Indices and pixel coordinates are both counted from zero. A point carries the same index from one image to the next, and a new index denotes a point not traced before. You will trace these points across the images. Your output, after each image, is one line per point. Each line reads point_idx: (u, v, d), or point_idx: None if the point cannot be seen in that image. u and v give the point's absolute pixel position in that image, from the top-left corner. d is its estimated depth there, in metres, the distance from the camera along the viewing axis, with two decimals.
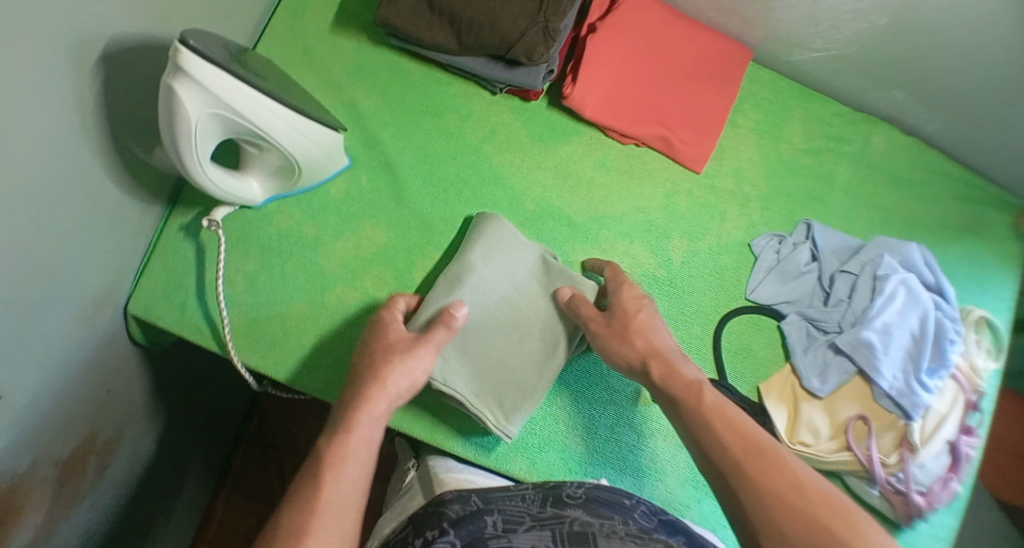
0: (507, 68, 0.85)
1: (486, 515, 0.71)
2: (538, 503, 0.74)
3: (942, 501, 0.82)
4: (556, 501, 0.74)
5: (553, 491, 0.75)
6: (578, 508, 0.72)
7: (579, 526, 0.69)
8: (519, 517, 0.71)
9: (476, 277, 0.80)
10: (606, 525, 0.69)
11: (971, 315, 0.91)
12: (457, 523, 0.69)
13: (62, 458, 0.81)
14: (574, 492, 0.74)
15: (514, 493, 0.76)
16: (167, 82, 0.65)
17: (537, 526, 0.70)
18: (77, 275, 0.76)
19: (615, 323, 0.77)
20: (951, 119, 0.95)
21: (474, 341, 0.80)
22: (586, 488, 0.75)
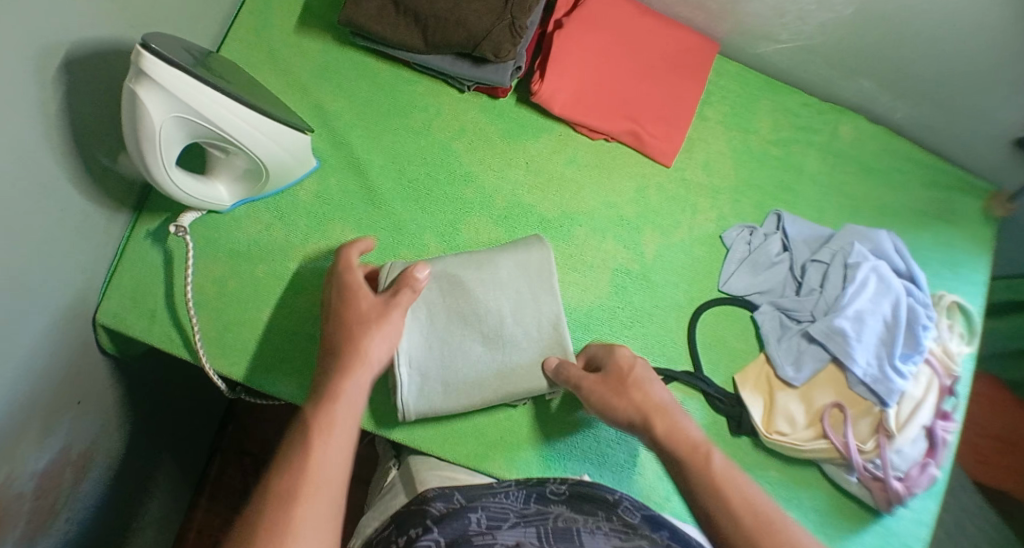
0: (475, 66, 0.84)
1: (470, 513, 0.70)
2: (523, 500, 0.74)
3: (920, 485, 0.83)
4: (540, 497, 0.74)
5: (536, 488, 0.76)
6: (561, 505, 0.73)
7: (563, 521, 0.69)
8: (504, 514, 0.71)
9: (495, 277, 0.80)
10: (590, 520, 0.69)
11: (943, 300, 0.92)
12: (440, 522, 0.69)
13: (35, 474, 0.79)
14: (558, 489, 0.75)
15: (499, 490, 0.76)
16: (129, 87, 0.64)
17: (521, 522, 0.69)
18: (44, 286, 0.75)
19: (611, 382, 0.75)
20: (917, 106, 0.96)
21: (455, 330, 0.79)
22: (569, 484, 0.75)
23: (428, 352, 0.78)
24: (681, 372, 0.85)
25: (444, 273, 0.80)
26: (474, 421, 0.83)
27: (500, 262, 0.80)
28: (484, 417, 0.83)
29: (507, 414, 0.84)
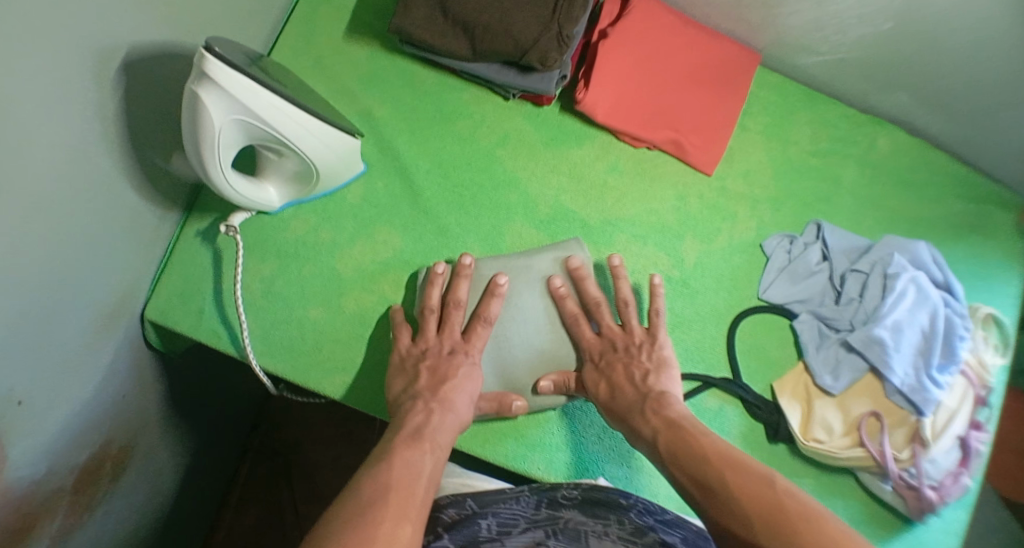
0: (521, 74, 0.86)
1: (481, 519, 0.73)
2: (534, 506, 0.75)
3: (952, 494, 0.84)
4: (551, 502, 0.75)
5: (549, 493, 0.76)
6: (572, 509, 0.73)
7: (572, 527, 0.70)
8: (514, 520, 0.73)
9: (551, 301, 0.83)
10: (599, 526, 0.70)
11: (978, 312, 0.93)
12: (452, 527, 0.72)
13: (77, 467, 0.81)
14: (569, 493, 0.76)
15: (510, 496, 0.77)
16: (191, 89, 0.66)
17: (530, 528, 0.71)
18: (96, 282, 0.76)
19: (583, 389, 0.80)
20: (955, 120, 0.97)
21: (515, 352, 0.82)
22: (582, 489, 0.76)
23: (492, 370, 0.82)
24: (718, 379, 0.86)
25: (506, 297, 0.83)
26: (514, 422, 0.83)
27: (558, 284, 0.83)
28: (524, 418, 0.84)
29: (547, 416, 0.84)
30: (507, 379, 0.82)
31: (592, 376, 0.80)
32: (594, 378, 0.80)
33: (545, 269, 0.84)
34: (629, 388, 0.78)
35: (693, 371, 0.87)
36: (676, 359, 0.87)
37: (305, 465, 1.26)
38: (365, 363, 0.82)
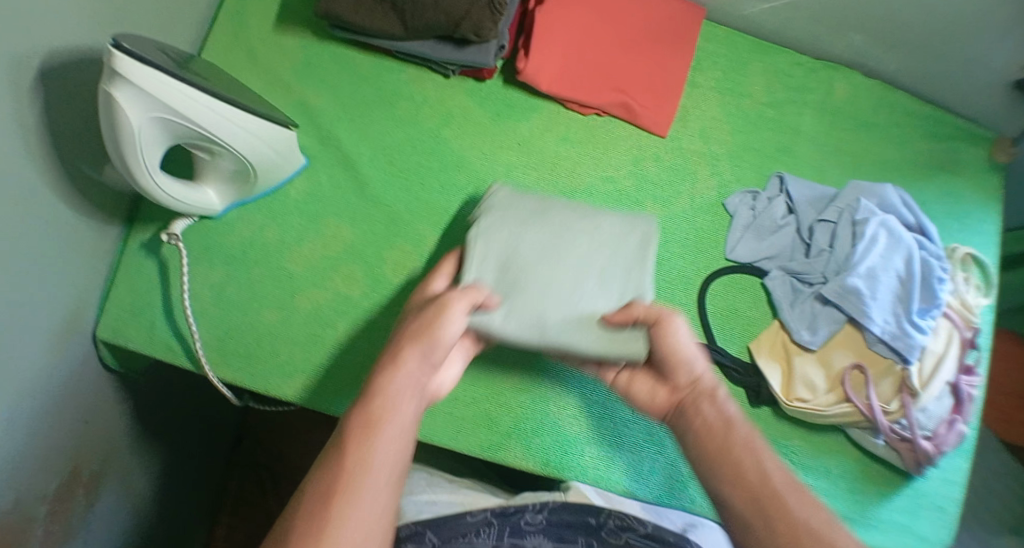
0: (457, 48, 0.83)
1: None
2: (495, 537, 0.72)
3: (949, 444, 0.81)
4: (514, 531, 0.72)
5: (512, 520, 0.74)
6: (536, 537, 0.72)
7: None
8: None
9: (602, 232, 0.74)
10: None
11: (957, 252, 0.90)
12: None
13: (45, 498, 0.78)
14: (533, 519, 0.73)
15: (470, 526, 0.73)
16: (105, 90, 0.63)
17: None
18: (39, 304, 0.73)
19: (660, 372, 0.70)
20: (911, 57, 0.94)
21: (537, 253, 0.72)
22: (547, 512, 0.74)
23: (501, 264, 0.72)
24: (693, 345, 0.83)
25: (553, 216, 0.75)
26: (485, 411, 0.79)
27: (615, 228, 0.75)
28: (493, 405, 0.79)
29: (518, 400, 0.79)
30: (514, 273, 0.71)
31: (662, 347, 0.67)
32: (662, 351, 0.68)
33: (618, 220, 0.76)
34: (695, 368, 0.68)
35: None
36: None
37: (295, 478, 1.23)
38: (323, 361, 0.79)
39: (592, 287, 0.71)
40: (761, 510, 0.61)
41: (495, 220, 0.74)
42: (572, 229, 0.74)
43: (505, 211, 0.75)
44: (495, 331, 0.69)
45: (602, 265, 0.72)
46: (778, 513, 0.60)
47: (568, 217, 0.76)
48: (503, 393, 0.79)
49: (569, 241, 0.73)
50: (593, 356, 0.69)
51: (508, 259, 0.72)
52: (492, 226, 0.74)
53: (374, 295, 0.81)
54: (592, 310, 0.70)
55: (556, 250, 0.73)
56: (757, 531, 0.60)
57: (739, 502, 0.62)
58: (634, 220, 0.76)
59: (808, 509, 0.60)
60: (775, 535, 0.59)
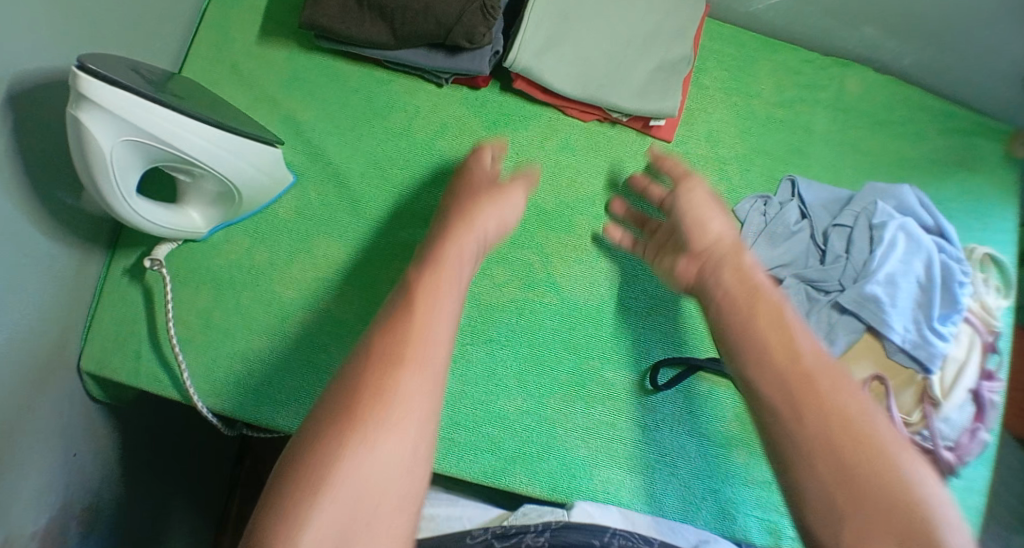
0: (450, 55, 0.79)
1: None
2: None
3: (972, 453, 0.78)
4: None
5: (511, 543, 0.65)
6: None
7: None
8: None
9: (644, 21, 0.83)
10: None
11: (976, 253, 0.86)
12: None
13: (29, 541, 0.74)
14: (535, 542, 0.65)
15: None
16: (72, 114, 0.59)
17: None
18: (17, 339, 0.70)
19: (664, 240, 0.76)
20: (925, 50, 0.90)
21: (582, 45, 0.81)
22: (549, 533, 0.65)
23: (546, 44, 0.80)
24: (705, 360, 0.78)
25: None
26: (488, 435, 0.75)
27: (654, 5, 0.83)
28: (498, 429, 0.75)
29: (523, 423, 0.76)
30: (560, 66, 0.80)
31: (684, 201, 0.73)
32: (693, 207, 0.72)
33: None
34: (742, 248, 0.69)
35: (677, 354, 0.80)
36: (655, 343, 0.80)
37: None
38: (318, 389, 0.76)
39: (629, 66, 0.81)
40: (803, 412, 0.57)
41: (538, 22, 0.80)
42: (616, 12, 0.83)
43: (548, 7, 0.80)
44: (545, 78, 0.80)
45: (641, 22, 0.83)
46: (840, 414, 0.56)
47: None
48: (507, 415, 0.76)
49: (610, 37, 0.82)
50: (628, 109, 0.80)
51: (551, 44, 0.80)
52: (535, 27, 0.79)
53: (370, 318, 0.78)
54: (627, 45, 0.82)
55: (613, 10, 0.83)
56: (794, 425, 0.57)
57: (786, 371, 0.59)
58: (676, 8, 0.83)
59: (886, 425, 0.57)
60: (851, 471, 0.53)
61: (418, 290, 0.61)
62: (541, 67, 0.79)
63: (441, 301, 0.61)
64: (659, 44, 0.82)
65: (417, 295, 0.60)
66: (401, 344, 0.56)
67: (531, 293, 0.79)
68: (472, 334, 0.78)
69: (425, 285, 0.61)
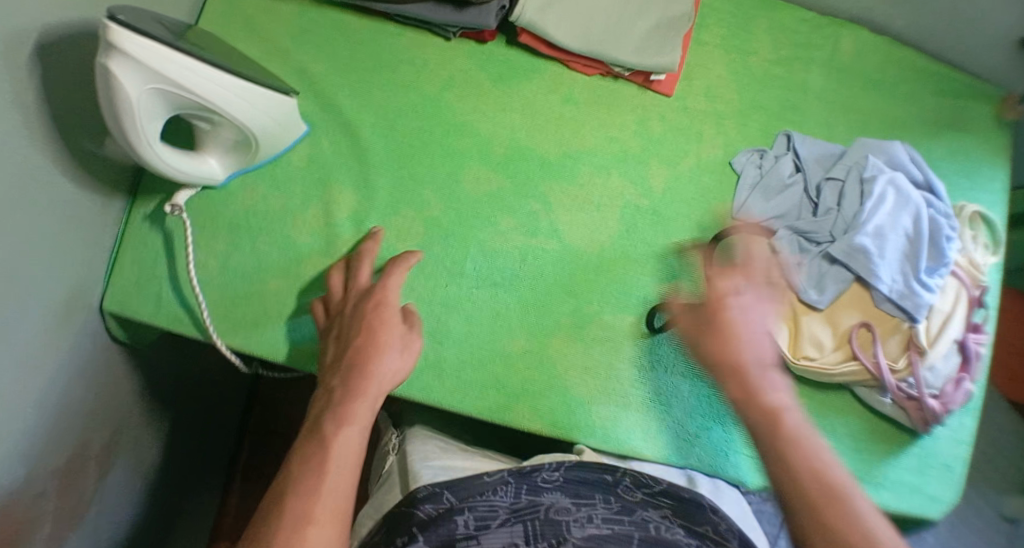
0: (457, 10, 0.82)
1: (457, 515, 0.67)
2: (512, 495, 0.70)
3: (956, 401, 0.81)
4: (531, 489, 0.71)
5: (529, 479, 0.73)
6: (554, 492, 0.71)
7: (553, 514, 0.67)
8: (493, 512, 0.68)
9: None
10: (583, 510, 0.68)
11: (965, 210, 0.89)
12: (426, 527, 0.66)
13: (57, 471, 0.78)
14: (550, 476, 0.73)
15: (488, 485, 0.72)
16: (102, 63, 0.62)
17: (511, 519, 0.67)
18: (45, 276, 0.73)
19: (701, 311, 0.72)
20: (919, 11, 0.92)
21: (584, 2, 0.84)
22: (562, 470, 0.73)
23: (549, 1, 0.83)
24: None
25: None
26: (492, 373, 0.79)
27: None
28: (501, 368, 0.79)
29: (525, 362, 0.79)
30: (564, 22, 0.83)
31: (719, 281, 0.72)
32: (714, 291, 0.72)
33: None
34: (755, 349, 0.69)
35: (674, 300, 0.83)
36: (653, 289, 0.83)
37: None
38: None
39: (630, 22, 0.84)
40: (821, 512, 0.60)
41: None
42: None
43: None
44: (550, 33, 0.82)
45: None
46: (834, 520, 0.60)
47: None
48: (509, 355, 0.79)
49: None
50: (629, 65, 0.83)
51: (555, 1, 0.83)
52: None
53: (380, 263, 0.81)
54: (629, 3, 0.85)
55: None
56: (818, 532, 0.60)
57: (794, 489, 0.62)
58: None
59: (881, 526, 0.60)
60: None
61: (318, 441, 0.66)
62: (545, 24, 0.82)
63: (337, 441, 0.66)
64: (660, 1, 0.85)
65: (314, 453, 0.65)
66: (307, 498, 0.62)
67: (534, 241, 0.83)
68: (478, 278, 0.81)
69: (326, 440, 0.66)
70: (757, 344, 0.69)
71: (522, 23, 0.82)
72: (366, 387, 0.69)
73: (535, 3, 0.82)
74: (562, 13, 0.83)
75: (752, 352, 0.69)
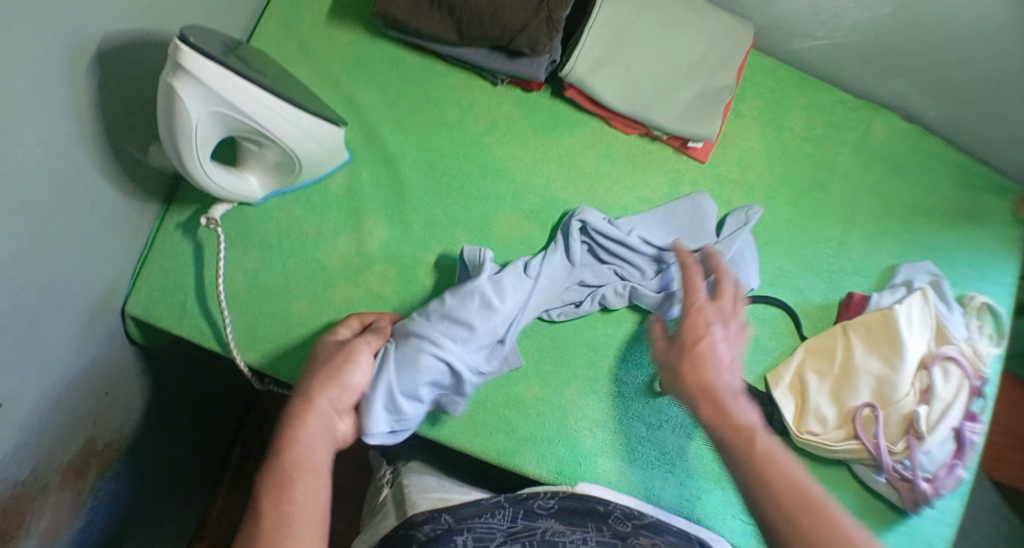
0: (509, 59, 0.84)
1: (456, 535, 0.68)
2: (509, 519, 0.72)
3: (947, 487, 0.82)
4: (527, 514, 0.73)
5: (524, 504, 0.74)
6: (548, 518, 0.72)
7: (551, 536, 0.69)
8: (491, 533, 0.70)
9: (692, 50, 0.87)
10: (578, 533, 0.70)
11: (974, 301, 0.91)
12: (427, 543, 0.67)
13: (62, 466, 0.79)
14: (546, 503, 0.74)
15: (485, 509, 0.74)
16: (167, 81, 0.65)
17: (509, 540, 0.69)
18: (76, 278, 0.74)
19: (674, 349, 0.72)
20: (951, 105, 0.95)
21: (631, 66, 0.86)
22: (558, 498, 0.74)
23: (598, 61, 0.85)
24: None
25: (646, 15, 0.87)
26: (504, 415, 0.81)
27: (701, 32, 0.88)
28: (514, 412, 0.81)
29: (537, 409, 0.81)
30: (610, 83, 0.85)
31: (688, 325, 0.72)
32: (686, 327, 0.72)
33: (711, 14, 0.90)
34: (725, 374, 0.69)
35: None
36: None
37: None
38: None
39: (672, 90, 0.86)
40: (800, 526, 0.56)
41: (592, 40, 0.85)
42: (665, 38, 0.87)
43: (601, 26, 0.85)
44: (596, 91, 0.85)
45: (688, 50, 0.88)
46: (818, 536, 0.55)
47: (664, 20, 0.88)
48: (523, 400, 0.81)
49: (658, 62, 0.87)
50: (668, 131, 0.86)
51: (603, 62, 0.85)
52: (590, 43, 0.85)
53: (407, 299, 0.82)
54: (673, 72, 0.87)
55: (663, 36, 0.87)
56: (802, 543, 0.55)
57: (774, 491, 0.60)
58: (723, 38, 0.88)
59: None
60: None
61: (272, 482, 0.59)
62: (591, 82, 0.84)
63: (305, 480, 0.60)
64: (704, 72, 0.87)
65: (273, 486, 0.59)
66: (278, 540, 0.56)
67: None
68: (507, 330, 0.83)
69: (289, 469, 0.60)
70: (732, 374, 0.69)
71: (568, 79, 0.85)
72: (316, 417, 0.65)
73: (585, 61, 0.84)
74: (610, 74, 0.85)
75: (726, 381, 0.68)
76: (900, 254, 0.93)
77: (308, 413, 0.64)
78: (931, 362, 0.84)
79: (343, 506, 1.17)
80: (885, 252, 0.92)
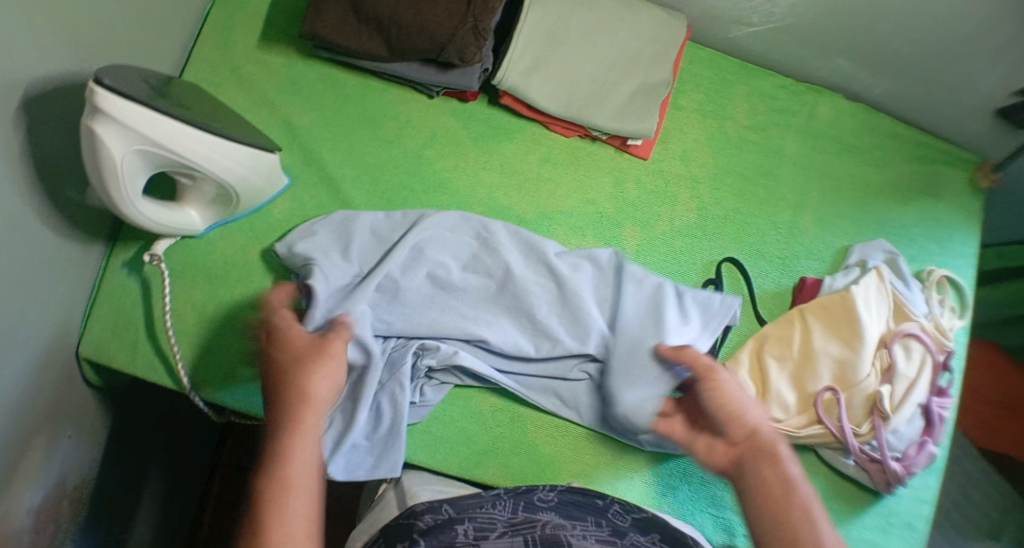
0: (441, 70, 0.85)
1: (457, 524, 0.66)
2: (510, 510, 0.69)
3: (919, 465, 0.80)
4: (528, 505, 0.70)
5: (525, 496, 0.71)
6: (550, 511, 0.69)
7: (552, 529, 0.65)
8: (492, 523, 0.67)
9: (625, 47, 0.88)
10: (577, 527, 0.66)
11: (933, 275, 0.89)
12: (428, 532, 0.64)
13: (34, 510, 0.78)
14: (546, 496, 0.72)
15: (487, 499, 0.71)
16: (87, 126, 0.65)
17: (509, 532, 0.65)
18: (25, 324, 0.74)
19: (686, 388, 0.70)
20: (892, 82, 0.95)
21: (564, 67, 0.86)
22: (558, 491, 0.72)
23: (530, 65, 0.85)
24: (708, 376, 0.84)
25: (575, 16, 0.88)
26: (462, 429, 0.80)
27: (632, 27, 0.88)
28: (473, 424, 0.80)
29: (497, 420, 0.81)
30: (545, 87, 0.85)
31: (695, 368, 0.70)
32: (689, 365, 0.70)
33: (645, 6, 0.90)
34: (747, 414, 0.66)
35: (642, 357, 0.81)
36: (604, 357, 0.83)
37: None
38: None
39: (607, 87, 0.86)
40: None
41: (523, 47, 0.85)
42: (596, 37, 0.88)
43: (530, 32, 0.86)
44: (533, 96, 0.85)
45: (621, 47, 0.88)
46: None
47: (594, 20, 0.88)
48: (481, 410, 0.81)
49: (592, 60, 0.87)
50: (608, 130, 0.85)
51: (536, 66, 0.86)
52: (521, 49, 0.85)
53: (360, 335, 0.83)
54: (607, 72, 0.87)
55: (595, 35, 0.88)
56: None
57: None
58: (656, 31, 0.88)
59: None
60: None
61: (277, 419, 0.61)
62: (525, 87, 0.84)
63: (298, 444, 0.60)
64: (640, 67, 0.87)
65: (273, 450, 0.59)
66: (270, 509, 0.55)
67: None
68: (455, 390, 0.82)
69: (286, 419, 0.61)
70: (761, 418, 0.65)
71: (502, 86, 0.85)
72: (302, 380, 0.64)
73: (517, 67, 0.84)
74: (543, 76, 0.85)
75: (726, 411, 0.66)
76: (854, 234, 0.92)
77: (299, 373, 0.64)
78: (891, 340, 0.82)
79: (329, 525, 1.12)
80: (836, 232, 0.92)
